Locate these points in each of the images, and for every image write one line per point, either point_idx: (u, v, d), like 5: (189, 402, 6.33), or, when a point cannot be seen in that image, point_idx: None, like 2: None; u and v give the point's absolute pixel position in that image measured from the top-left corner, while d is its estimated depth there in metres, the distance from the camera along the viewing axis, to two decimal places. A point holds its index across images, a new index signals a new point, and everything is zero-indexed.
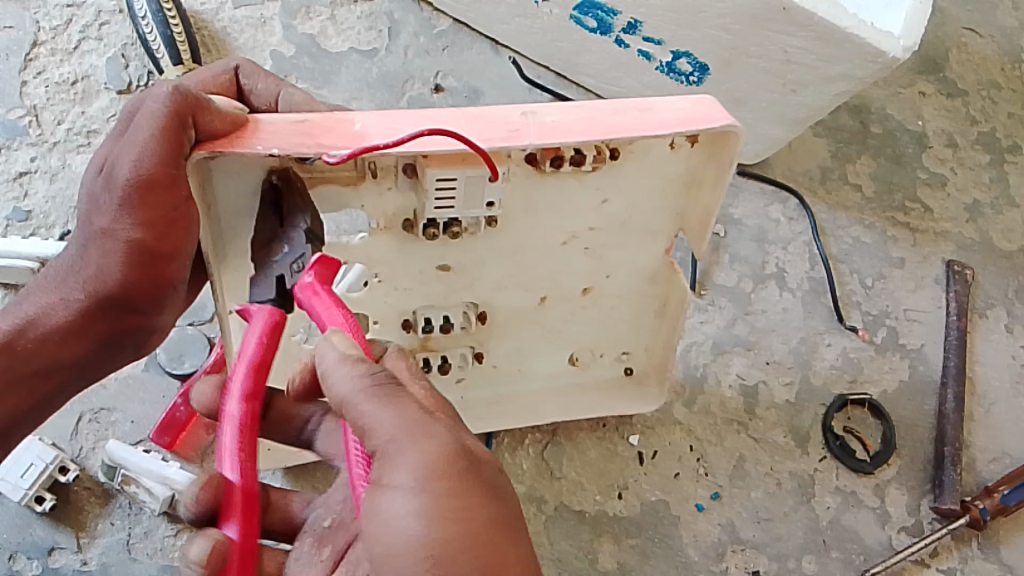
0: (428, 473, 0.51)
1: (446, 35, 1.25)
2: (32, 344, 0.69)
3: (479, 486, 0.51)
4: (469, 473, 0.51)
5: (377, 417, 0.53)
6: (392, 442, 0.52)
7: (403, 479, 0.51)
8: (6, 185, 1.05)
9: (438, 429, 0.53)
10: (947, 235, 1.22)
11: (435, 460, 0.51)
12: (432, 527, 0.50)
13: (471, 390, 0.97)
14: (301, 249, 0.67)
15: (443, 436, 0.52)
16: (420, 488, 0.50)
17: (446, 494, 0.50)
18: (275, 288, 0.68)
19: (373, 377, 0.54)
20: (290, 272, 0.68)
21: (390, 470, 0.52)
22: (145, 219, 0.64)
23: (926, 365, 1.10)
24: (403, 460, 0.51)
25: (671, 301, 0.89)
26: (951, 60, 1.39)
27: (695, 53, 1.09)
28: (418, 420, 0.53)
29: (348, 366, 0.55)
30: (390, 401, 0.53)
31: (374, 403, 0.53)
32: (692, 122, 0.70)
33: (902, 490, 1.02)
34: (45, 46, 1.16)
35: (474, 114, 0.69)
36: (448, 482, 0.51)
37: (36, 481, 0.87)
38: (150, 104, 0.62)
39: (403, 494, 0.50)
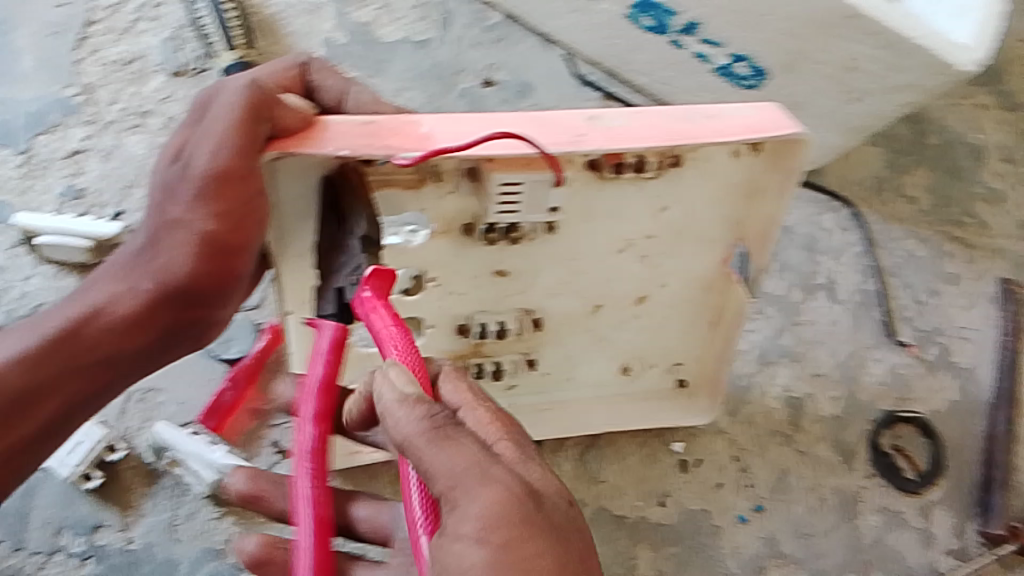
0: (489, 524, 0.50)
1: (499, 29, 1.25)
2: (94, 335, 0.69)
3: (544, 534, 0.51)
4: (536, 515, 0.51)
5: (437, 461, 0.52)
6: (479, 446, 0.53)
7: (468, 528, 0.50)
8: (58, 162, 1.06)
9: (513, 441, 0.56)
10: (1003, 252, 1.19)
11: (492, 507, 0.50)
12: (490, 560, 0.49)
13: (520, 397, 0.96)
14: (358, 259, 0.69)
15: (507, 481, 0.52)
16: (482, 539, 0.49)
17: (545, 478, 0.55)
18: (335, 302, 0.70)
19: (429, 419, 0.54)
20: (350, 283, 0.69)
21: (458, 513, 0.51)
22: (221, 211, 0.64)
23: (976, 385, 1.08)
24: (464, 507, 0.51)
25: (726, 309, 0.89)
26: (1013, 74, 1.37)
27: (757, 57, 1.07)
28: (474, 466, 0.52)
29: (408, 406, 0.55)
30: (449, 446, 0.53)
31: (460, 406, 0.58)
32: (758, 130, 0.70)
33: (947, 511, 0.99)
34: (100, 25, 1.16)
35: (539, 118, 0.69)
36: (513, 530, 0.50)
37: (84, 458, 0.88)
38: (229, 98, 0.64)
39: (463, 543, 0.50)
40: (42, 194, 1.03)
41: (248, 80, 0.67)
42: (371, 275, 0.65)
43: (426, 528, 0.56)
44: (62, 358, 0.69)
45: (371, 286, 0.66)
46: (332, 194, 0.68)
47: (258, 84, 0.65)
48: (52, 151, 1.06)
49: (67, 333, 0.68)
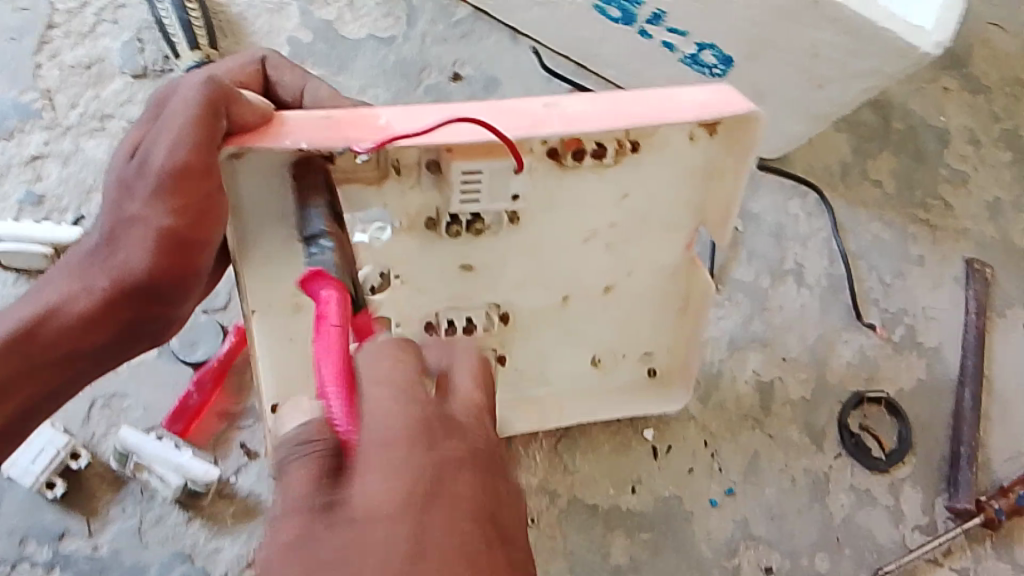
0: (405, 495, 0.45)
1: (465, 23, 1.25)
2: (51, 335, 0.69)
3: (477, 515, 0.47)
4: (460, 483, 0.47)
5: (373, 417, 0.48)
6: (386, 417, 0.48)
7: (380, 485, 0.47)
8: (19, 168, 1.05)
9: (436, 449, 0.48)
10: (967, 233, 1.20)
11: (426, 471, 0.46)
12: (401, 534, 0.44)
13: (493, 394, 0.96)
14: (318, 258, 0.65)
15: (451, 444, 0.49)
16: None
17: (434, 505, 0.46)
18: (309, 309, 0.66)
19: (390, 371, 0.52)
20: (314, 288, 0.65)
21: (374, 468, 0.47)
22: (179, 207, 0.64)
23: (944, 364, 1.09)
24: (395, 466, 0.46)
25: (692, 295, 0.89)
26: (975, 57, 1.38)
27: (720, 45, 1.08)
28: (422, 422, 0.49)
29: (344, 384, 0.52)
30: (393, 395, 0.49)
31: (374, 399, 0.49)
32: (711, 108, 0.71)
33: (916, 489, 1.00)
34: (59, 28, 1.15)
35: (497, 106, 0.69)
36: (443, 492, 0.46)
37: (47, 467, 0.87)
38: (187, 92, 0.64)
39: (384, 499, 0.45)
40: (1, 200, 1.03)
41: (205, 75, 0.66)
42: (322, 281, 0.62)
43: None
44: (17, 359, 0.68)
45: (326, 287, 0.62)
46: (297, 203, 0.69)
47: (214, 78, 0.65)
48: (10, 157, 1.06)
49: (23, 335, 0.68)
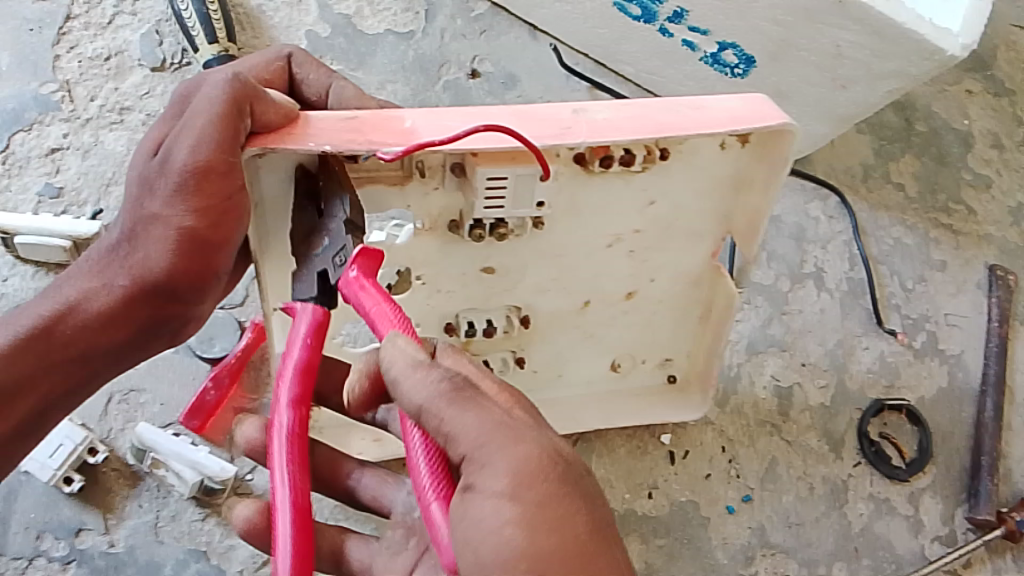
0: (515, 489, 0.51)
1: (484, 19, 1.24)
2: (71, 330, 0.68)
3: (573, 493, 0.52)
4: (560, 478, 0.52)
5: (461, 420, 0.52)
6: (476, 419, 0.52)
7: (492, 491, 0.51)
8: (37, 160, 1.04)
9: (528, 438, 0.53)
10: (991, 239, 1.19)
11: (525, 465, 0.52)
12: (526, 540, 0.50)
13: None
14: (340, 241, 0.64)
15: (532, 441, 0.53)
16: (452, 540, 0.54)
17: (535, 505, 0.51)
18: (318, 286, 0.65)
19: (448, 382, 0.53)
20: (333, 266, 0.64)
21: (484, 476, 0.52)
22: (199, 208, 0.63)
23: (965, 372, 1.08)
24: (493, 466, 0.51)
25: (715, 305, 0.88)
26: (999, 59, 1.36)
27: (743, 45, 1.06)
28: (506, 422, 0.53)
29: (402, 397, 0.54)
30: (473, 405, 0.53)
31: (453, 406, 0.52)
32: (746, 120, 0.69)
33: (936, 499, 0.99)
34: (78, 19, 1.15)
35: (525, 112, 0.68)
36: (545, 490, 0.51)
37: (65, 461, 0.86)
38: (211, 91, 0.63)
39: (494, 502, 0.51)
40: (20, 193, 1.02)
41: (231, 73, 0.65)
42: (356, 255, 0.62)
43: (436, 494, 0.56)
44: (36, 355, 0.68)
45: (359, 266, 0.62)
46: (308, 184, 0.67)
47: (240, 77, 0.64)
48: (29, 149, 1.05)
49: (42, 330, 0.68)
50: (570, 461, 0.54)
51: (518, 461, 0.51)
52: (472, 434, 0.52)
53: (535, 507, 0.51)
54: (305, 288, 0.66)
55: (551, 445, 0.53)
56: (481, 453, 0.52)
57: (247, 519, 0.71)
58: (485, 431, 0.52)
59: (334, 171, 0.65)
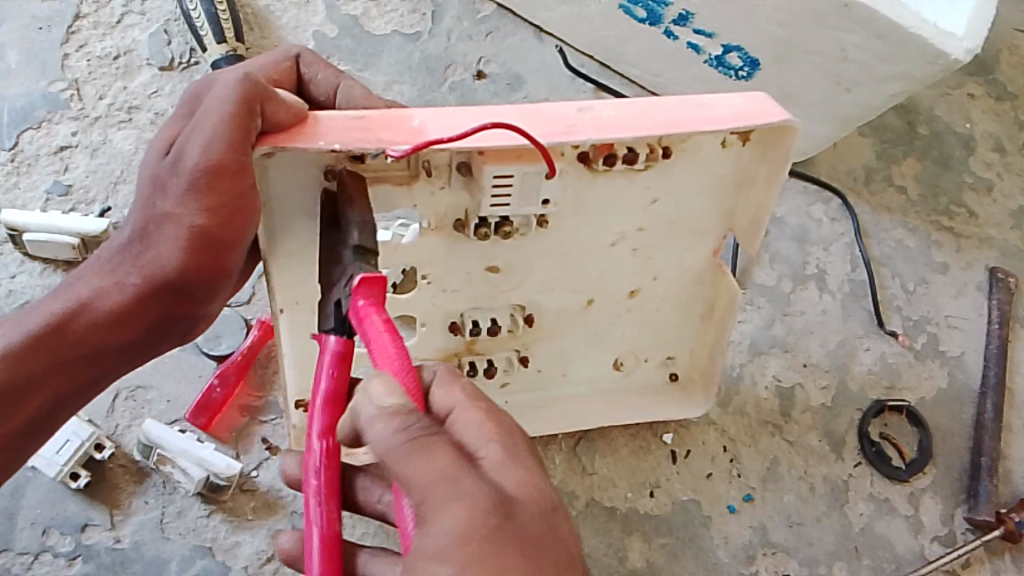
0: (452, 540, 0.50)
1: (491, 21, 1.24)
2: (83, 329, 0.69)
3: (516, 543, 0.51)
4: (501, 530, 0.51)
5: (410, 468, 0.52)
6: (420, 465, 0.52)
7: (434, 543, 0.50)
8: (46, 158, 1.05)
9: (472, 489, 0.52)
10: (992, 241, 1.19)
11: (464, 519, 0.51)
12: None
13: (513, 395, 0.96)
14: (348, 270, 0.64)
15: (477, 491, 0.52)
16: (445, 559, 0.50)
17: (475, 552, 0.50)
18: (336, 316, 0.63)
19: (411, 428, 0.53)
20: (345, 296, 0.63)
21: (428, 527, 0.51)
22: (210, 206, 0.64)
23: (965, 373, 1.08)
24: (439, 518, 0.51)
25: (718, 303, 0.89)
26: (1001, 63, 1.37)
27: (748, 47, 1.07)
28: (450, 471, 0.52)
29: (382, 422, 0.54)
30: (423, 451, 0.53)
31: (408, 454, 0.53)
32: (748, 118, 0.70)
33: (936, 499, 1.00)
34: (87, 19, 1.16)
35: (531, 111, 0.69)
36: (482, 543, 0.50)
37: (71, 457, 0.87)
38: (222, 90, 0.64)
39: (436, 551, 0.50)
40: (28, 191, 1.03)
41: (241, 73, 0.66)
42: (361, 284, 0.61)
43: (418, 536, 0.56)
44: (46, 353, 0.69)
45: (366, 295, 0.61)
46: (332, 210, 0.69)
47: (250, 76, 0.65)
48: (38, 147, 1.06)
49: (53, 328, 0.69)
50: (520, 510, 0.53)
51: (458, 508, 0.51)
52: (421, 482, 0.52)
53: (482, 561, 0.50)
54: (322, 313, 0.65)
55: (498, 493, 0.52)
56: (424, 507, 0.52)
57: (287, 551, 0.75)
58: (434, 478, 0.52)
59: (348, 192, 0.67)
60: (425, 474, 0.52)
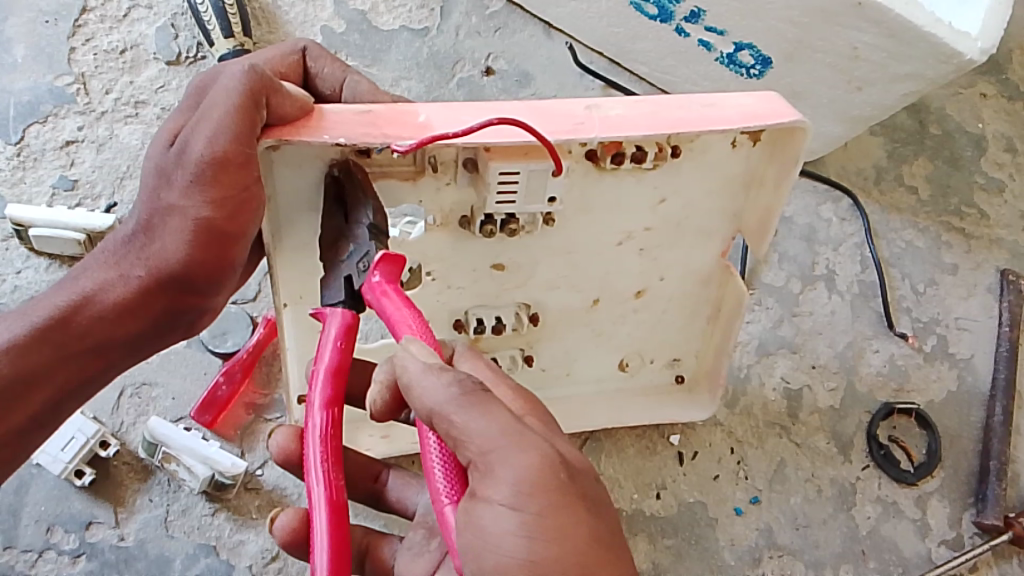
0: (520, 494, 0.51)
1: (499, 17, 1.24)
2: (87, 322, 0.69)
3: (582, 499, 0.53)
4: (570, 485, 0.52)
5: (471, 425, 0.52)
6: (483, 423, 0.52)
7: (502, 495, 0.51)
8: (52, 153, 1.05)
9: (538, 446, 0.52)
10: (1002, 242, 1.18)
11: (531, 474, 0.52)
12: (529, 550, 0.51)
13: None
14: (367, 247, 0.65)
15: (543, 447, 0.53)
16: (517, 506, 0.51)
17: (544, 512, 0.51)
18: (346, 290, 0.66)
19: (461, 385, 0.53)
20: (357, 271, 0.65)
21: (493, 480, 0.52)
22: (216, 199, 0.63)
23: (974, 376, 1.08)
24: (502, 473, 0.52)
25: (726, 303, 0.88)
26: (1013, 62, 1.36)
27: (759, 46, 1.06)
28: (515, 428, 0.53)
29: (435, 374, 0.54)
30: (482, 411, 0.53)
31: (466, 410, 0.53)
32: (758, 118, 0.69)
33: (943, 502, 0.99)
34: (94, 13, 1.15)
35: (539, 107, 0.68)
36: (551, 500, 0.51)
37: (76, 455, 0.87)
38: (227, 82, 0.63)
39: (501, 510, 0.51)
40: (35, 185, 1.03)
41: (246, 65, 0.66)
42: (379, 260, 0.64)
43: (450, 498, 0.56)
44: (51, 346, 0.69)
45: (382, 270, 0.64)
46: (338, 192, 0.68)
47: (256, 68, 0.64)
48: (44, 142, 1.05)
49: (58, 321, 0.68)
50: (577, 467, 0.54)
51: (524, 466, 0.51)
52: (485, 439, 0.52)
53: (545, 517, 0.51)
54: (332, 293, 0.66)
55: (560, 450, 0.53)
56: (490, 459, 0.52)
57: (284, 528, 0.73)
58: (499, 436, 0.52)
59: (358, 178, 0.66)
60: (487, 434, 0.52)
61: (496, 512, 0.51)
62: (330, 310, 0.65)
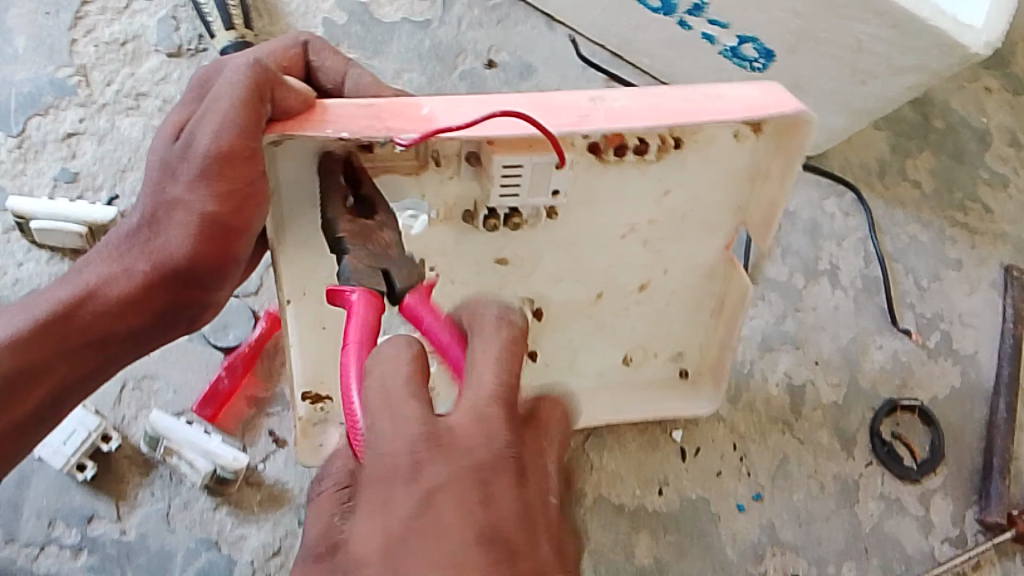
0: (426, 495, 0.51)
1: (502, 8, 1.23)
2: (90, 315, 0.68)
3: (478, 512, 0.51)
4: (476, 497, 0.51)
5: (394, 429, 0.53)
6: (403, 427, 0.53)
7: (406, 495, 0.51)
8: (53, 145, 1.04)
9: (458, 458, 0.52)
10: (1007, 237, 1.18)
11: (439, 483, 0.51)
12: (408, 549, 0.50)
13: None
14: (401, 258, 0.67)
15: (460, 458, 0.52)
16: (422, 505, 0.51)
17: (443, 517, 0.50)
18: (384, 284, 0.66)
19: (408, 386, 0.55)
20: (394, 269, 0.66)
21: (409, 482, 0.52)
22: (221, 193, 0.63)
23: (978, 371, 1.07)
24: (416, 476, 0.52)
25: (729, 298, 0.88)
26: (1018, 55, 1.35)
27: (763, 39, 1.05)
28: (431, 435, 0.53)
29: (387, 372, 0.56)
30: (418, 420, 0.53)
31: (387, 414, 0.54)
32: (763, 109, 0.68)
33: (946, 498, 0.99)
34: (94, 3, 1.14)
35: (543, 99, 0.68)
36: (445, 505, 0.51)
37: (78, 448, 0.86)
38: (232, 75, 0.63)
39: (397, 509, 0.51)
40: (36, 177, 1.02)
41: (251, 57, 0.65)
42: (419, 288, 0.68)
43: None
44: (53, 339, 0.68)
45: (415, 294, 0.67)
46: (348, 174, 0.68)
47: (261, 61, 0.64)
48: (45, 134, 1.05)
49: (61, 315, 0.68)
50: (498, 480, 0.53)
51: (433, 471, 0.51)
52: (398, 441, 0.53)
53: (440, 521, 0.50)
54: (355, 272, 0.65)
55: (473, 460, 0.52)
56: (406, 461, 0.52)
57: None
58: (414, 440, 0.53)
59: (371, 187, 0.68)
60: (399, 438, 0.53)
61: (383, 511, 0.51)
62: (356, 294, 0.64)
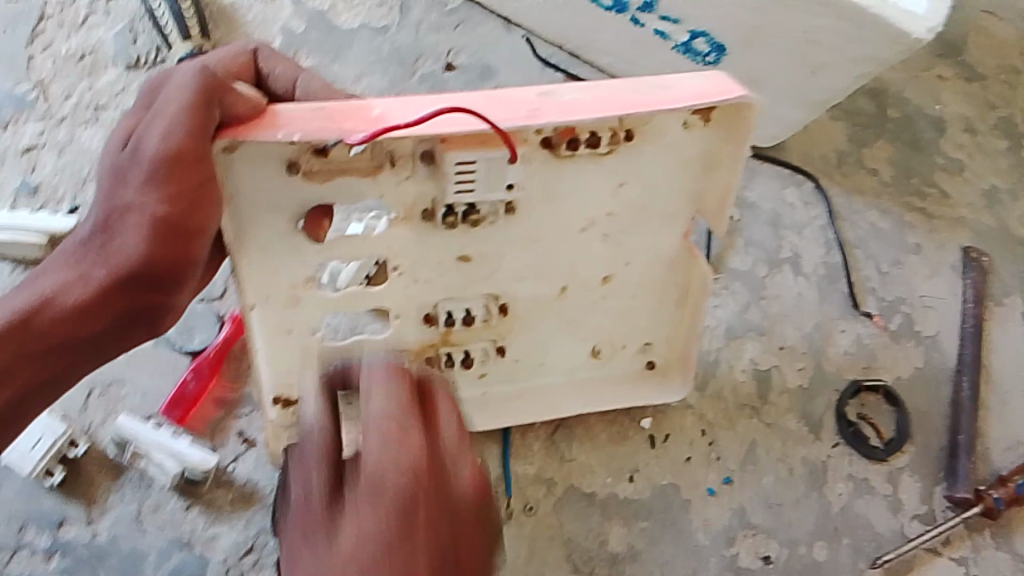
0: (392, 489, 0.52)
1: (458, 13, 1.25)
2: (46, 324, 0.68)
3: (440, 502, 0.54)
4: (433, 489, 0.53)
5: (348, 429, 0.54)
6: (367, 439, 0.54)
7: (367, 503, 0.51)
8: (14, 158, 1.05)
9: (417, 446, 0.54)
10: (965, 222, 1.20)
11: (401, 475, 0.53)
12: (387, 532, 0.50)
13: (493, 384, 0.97)
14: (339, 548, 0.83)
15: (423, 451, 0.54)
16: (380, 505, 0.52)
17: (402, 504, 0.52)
18: None
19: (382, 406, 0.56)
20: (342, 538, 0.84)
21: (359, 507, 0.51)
22: (173, 194, 0.64)
23: (941, 353, 1.09)
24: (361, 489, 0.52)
25: (692, 288, 0.90)
26: (969, 45, 1.38)
27: (713, 33, 1.07)
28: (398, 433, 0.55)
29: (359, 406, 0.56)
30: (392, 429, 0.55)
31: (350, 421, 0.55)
32: (708, 97, 0.72)
33: (914, 477, 1.00)
34: (52, 21, 1.16)
35: (493, 97, 0.71)
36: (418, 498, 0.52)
37: (46, 453, 0.87)
38: (180, 81, 0.65)
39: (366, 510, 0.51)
40: None
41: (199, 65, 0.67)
42: None
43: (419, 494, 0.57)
44: (11, 346, 0.67)
45: None
46: None
47: (208, 68, 0.66)
48: (6, 147, 1.06)
49: (17, 322, 0.67)
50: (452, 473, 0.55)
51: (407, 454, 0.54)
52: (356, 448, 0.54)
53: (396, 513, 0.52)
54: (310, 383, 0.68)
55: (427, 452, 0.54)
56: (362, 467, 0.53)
57: None
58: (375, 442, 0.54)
59: None
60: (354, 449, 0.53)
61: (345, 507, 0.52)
62: None
